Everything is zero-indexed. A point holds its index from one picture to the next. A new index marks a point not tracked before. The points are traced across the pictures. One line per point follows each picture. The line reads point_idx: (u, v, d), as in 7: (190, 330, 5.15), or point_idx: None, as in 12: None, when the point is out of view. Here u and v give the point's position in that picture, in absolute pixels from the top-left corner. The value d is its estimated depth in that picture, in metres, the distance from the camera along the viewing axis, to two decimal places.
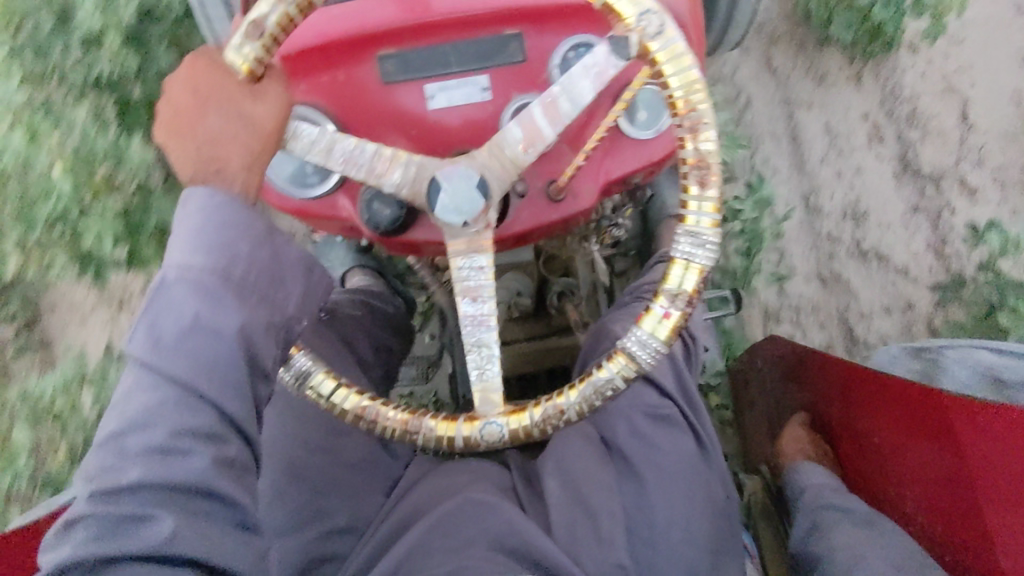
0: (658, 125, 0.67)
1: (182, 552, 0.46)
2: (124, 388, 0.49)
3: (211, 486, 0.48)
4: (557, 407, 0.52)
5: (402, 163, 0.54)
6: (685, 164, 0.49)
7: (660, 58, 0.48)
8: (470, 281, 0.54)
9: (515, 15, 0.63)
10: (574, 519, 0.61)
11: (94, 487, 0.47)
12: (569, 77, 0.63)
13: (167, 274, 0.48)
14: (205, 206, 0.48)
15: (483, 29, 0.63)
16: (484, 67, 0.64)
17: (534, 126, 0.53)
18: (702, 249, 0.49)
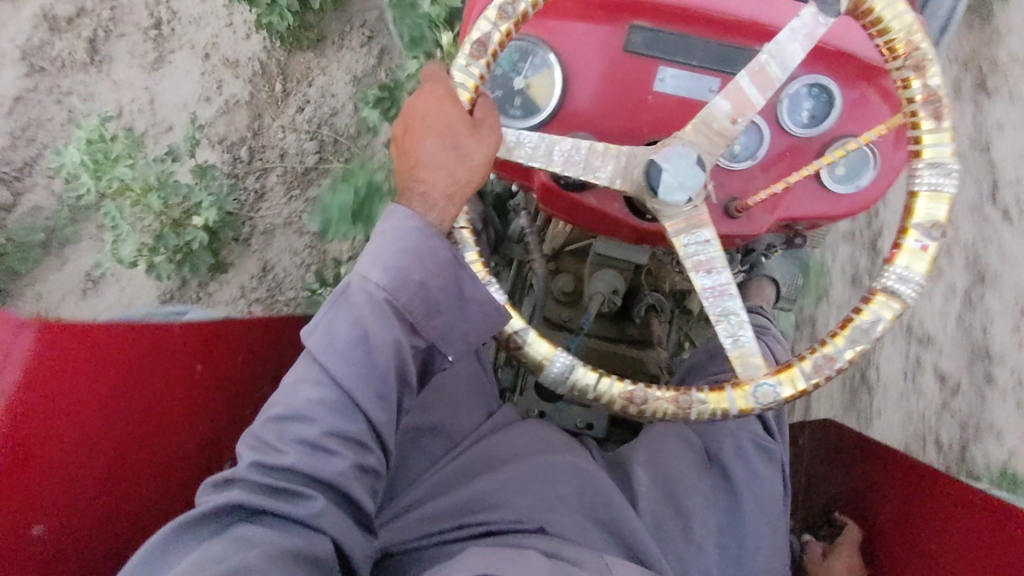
0: (858, 181, 0.69)
1: (324, 526, 0.50)
2: (293, 372, 0.52)
3: (343, 487, 0.50)
4: (830, 357, 0.53)
5: (609, 158, 0.55)
6: (914, 113, 0.53)
7: (875, 7, 0.52)
8: (698, 255, 0.56)
9: (771, 35, 0.65)
10: (665, 512, 0.67)
11: (255, 443, 0.50)
12: (794, 111, 0.66)
13: (351, 284, 0.51)
14: (400, 228, 0.50)
15: (738, 36, 0.65)
16: (722, 71, 0.66)
17: (744, 95, 0.54)
18: (946, 175, 0.53)
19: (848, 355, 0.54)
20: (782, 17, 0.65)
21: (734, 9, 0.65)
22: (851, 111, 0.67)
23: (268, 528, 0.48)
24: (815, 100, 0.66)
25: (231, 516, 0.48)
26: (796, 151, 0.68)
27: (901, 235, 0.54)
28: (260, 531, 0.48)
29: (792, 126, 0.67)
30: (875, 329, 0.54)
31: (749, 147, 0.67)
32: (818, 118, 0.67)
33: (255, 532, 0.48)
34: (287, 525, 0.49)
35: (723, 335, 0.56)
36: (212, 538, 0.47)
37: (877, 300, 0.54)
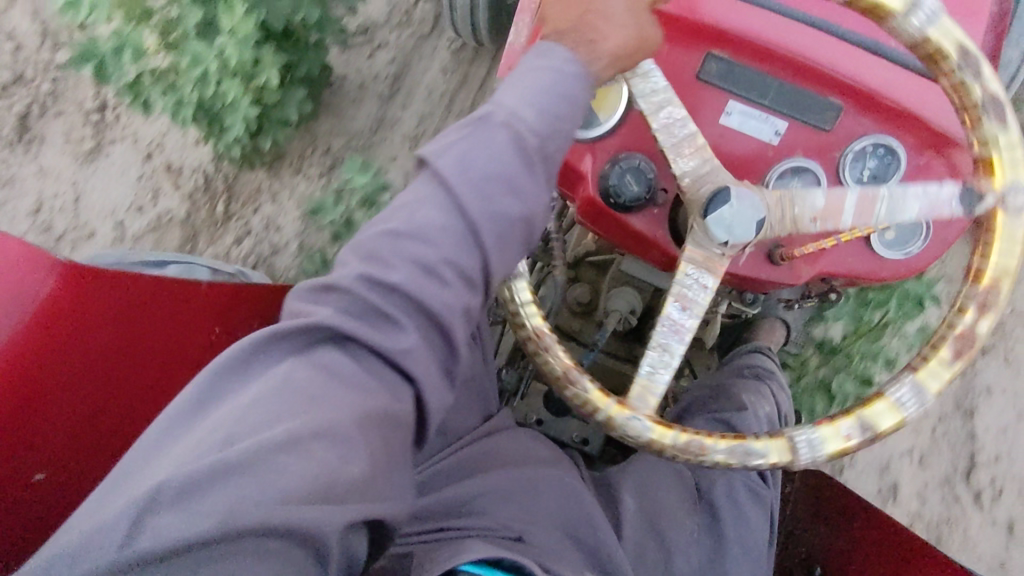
0: (906, 249, 0.67)
1: (412, 369, 0.43)
2: (406, 194, 0.46)
3: (445, 325, 0.44)
4: (703, 446, 0.55)
5: (703, 158, 0.58)
6: (957, 328, 0.54)
7: (1001, 229, 0.53)
8: (689, 291, 0.58)
9: (848, 88, 0.63)
10: (647, 544, 0.64)
11: (364, 254, 0.44)
12: (856, 169, 0.64)
13: (495, 114, 0.46)
14: (564, 74, 0.47)
15: (814, 83, 0.64)
16: (792, 116, 0.64)
17: (840, 207, 0.56)
18: (918, 403, 0.54)
19: (719, 457, 0.55)
20: (864, 71, 0.63)
21: (817, 55, 0.63)
22: (912, 180, 0.65)
23: (354, 359, 0.42)
24: (880, 160, 0.64)
25: (319, 336, 0.42)
26: None
27: (851, 411, 0.55)
28: (349, 365, 0.42)
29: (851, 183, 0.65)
30: (753, 458, 0.55)
31: None
32: (879, 180, 0.65)
33: (343, 363, 0.42)
34: (373, 362, 0.43)
35: (647, 360, 0.58)
36: (297, 358, 0.42)
37: (778, 442, 0.55)
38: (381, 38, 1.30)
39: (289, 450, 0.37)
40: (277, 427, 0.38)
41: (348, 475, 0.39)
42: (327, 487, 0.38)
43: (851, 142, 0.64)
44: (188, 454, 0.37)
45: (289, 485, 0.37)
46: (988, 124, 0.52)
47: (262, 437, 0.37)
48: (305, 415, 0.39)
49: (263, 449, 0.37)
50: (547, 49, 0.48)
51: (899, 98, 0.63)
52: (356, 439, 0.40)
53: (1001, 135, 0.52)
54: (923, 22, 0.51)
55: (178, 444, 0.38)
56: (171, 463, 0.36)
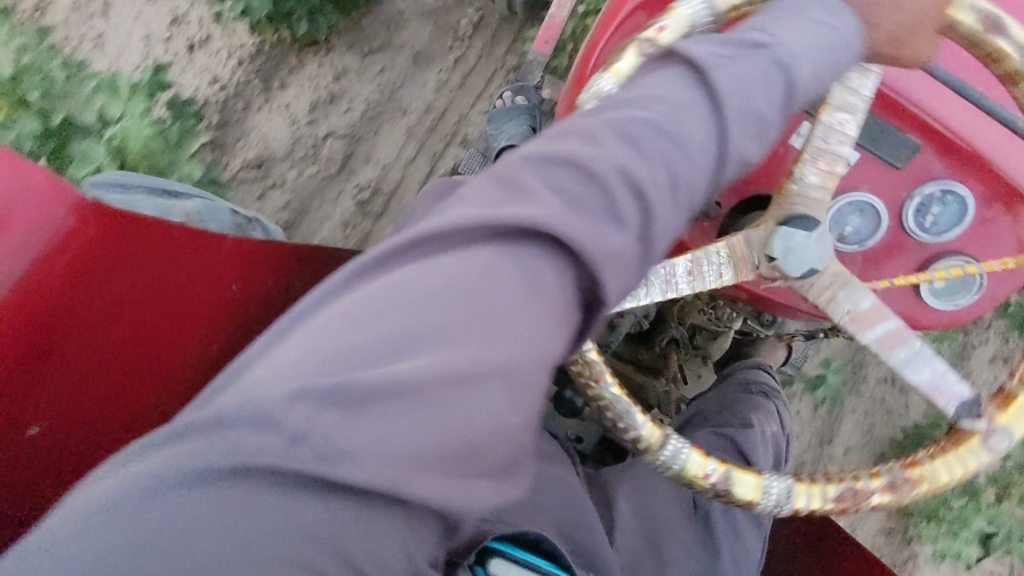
0: (955, 301, 0.65)
1: (610, 288, 0.36)
2: (660, 89, 0.41)
3: (653, 249, 0.38)
4: (599, 379, 0.52)
5: (824, 184, 0.54)
6: (858, 482, 0.53)
7: (963, 447, 0.51)
8: (705, 265, 0.55)
9: (930, 129, 0.59)
10: (641, 553, 0.64)
11: (616, 132, 0.38)
12: (920, 213, 0.62)
13: (780, 53, 0.43)
14: (842, 35, 0.45)
15: (896, 117, 0.60)
16: (865, 146, 0.61)
17: (871, 322, 0.54)
18: (777, 501, 0.54)
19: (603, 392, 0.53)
20: (952, 111, 0.59)
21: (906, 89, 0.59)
22: (975, 234, 0.62)
23: (553, 269, 0.35)
24: (947, 207, 0.62)
25: (533, 231, 0.35)
26: (892, 245, 0.65)
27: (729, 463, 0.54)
28: (553, 286, 0.35)
29: (912, 225, 0.63)
30: (623, 420, 0.54)
31: (858, 232, 0.64)
32: (941, 227, 0.62)
33: (544, 269, 0.35)
34: (572, 276, 0.36)
35: None
36: (497, 247, 0.35)
37: (655, 428, 0.54)
38: (277, 176, 1.17)
39: (459, 386, 0.32)
40: (454, 351, 0.32)
41: (506, 430, 0.34)
42: (481, 443, 0.33)
43: (921, 184, 0.61)
44: (355, 337, 0.32)
45: (445, 434, 0.32)
46: None
47: (436, 362, 0.32)
48: (484, 345, 0.33)
49: (431, 377, 0.31)
50: (825, 5, 0.46)
51: (981, 146, 0.59)
52: (529, 389, 0.35)
53: None
54: None
55: (339, 313, 0.34)
56: (339, 346, 0.32)
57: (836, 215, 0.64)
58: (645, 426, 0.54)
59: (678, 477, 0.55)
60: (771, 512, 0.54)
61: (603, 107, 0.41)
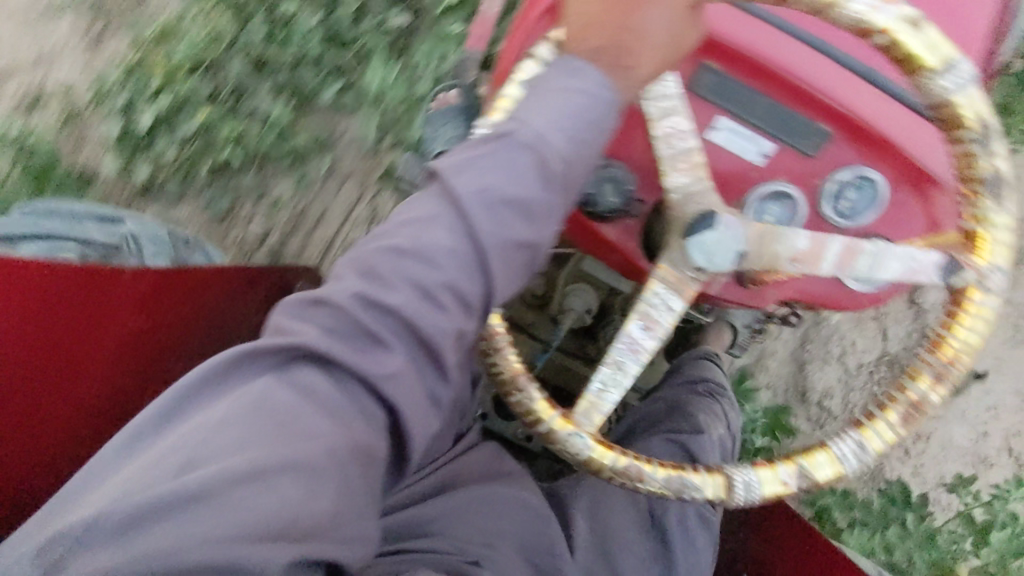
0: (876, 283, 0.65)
1: (390, 391, 0.44)
2: (417, 210, 0.47)
3: (436, 351, 0.45)
4: (640, 472, 0.51)
5: (696, 177, 0.57)
6: (906, 393, 0.51)
7: (972, 306, 0.50)
8: (653, 310, 0.54)
9: (839, 115, 0.61)
10: (596, 566, 0.62)
11: (361, 271, 0.45)
12: (835, 198, 0.63)
13: (519, 136, 0.47)
14: (590, 94, 0.48)
15: (805, 107, 0.62)
16: (777, 137, 0.62)
17: (821, 251, 0.52)
18: (858, 458, 0.51)
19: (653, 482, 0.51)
20: (853, 100, 0.61)
21: (812, 79, 0.60)
22: (890, 213, 0.64)
23: (329, 381, 0.42)
24: (861, 192, 0.63)
25: (298, 356, 0.42)
26: (814, 228, 0.66)
27: (789, 457, 0.52)
28: (326, 388, 0.42)
29: (830, 212, 0.63)
30: (686, 490, 0.51)
31: (779, 221, 0.64)
32: (858, 211, 0.63)
33: (317, 382, 0.42)
34: (353, 385, 0.43)
35: (597, 376, 0.53)
36: (275, 375, 0.42)
37: (714, 476, 0.52)
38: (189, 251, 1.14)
39: (252, 482, 0.38)
40: (237, 460, 0.38)
41: (310, 516, 0.40)
42: (278, 528, 0.38)
43: (835, 170, 0.63)
44: (144, 477, 0.38)
45: (239, 525, 0.37)
46: (986, 205, 0.51)
47: (217, 473, 0.38)
48: (268, 448, 0.39)
49: (220, 482, 0.37)
50: (571, 69, 0.49)
51: (882, 129, 0.61)
52: (320, 476, 0.40)
53: (1006, 217, 0.51)
54: (953, 85, 0.49)
55: (140, 464, 0.39)
56: (130, 485, 0.38)
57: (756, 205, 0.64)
58: (707, 481, 0.52)
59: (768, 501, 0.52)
60: (860, 470, 0.52)
61: (369, 244, 0.48)
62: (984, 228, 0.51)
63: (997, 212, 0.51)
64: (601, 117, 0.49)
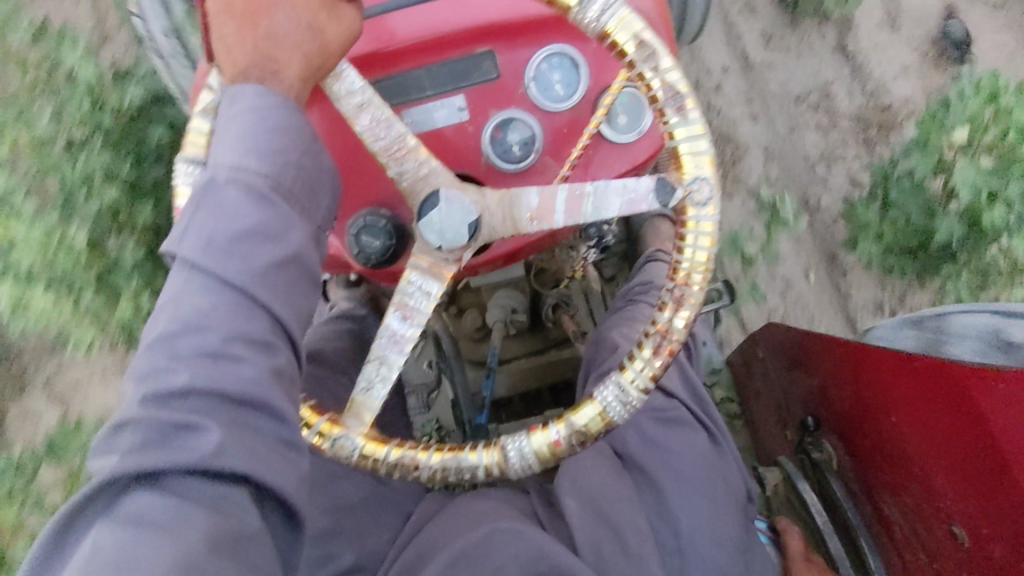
0: (641, 125, 0.67)
1: (230, 464, 0.45)
2: (168, 289, 0.50)
3: (260, 400, 0.48)
4: (414, 460, 0.54)
5: (418, 159, 0.59)
6: (653, 326, 0.52)
7: (690, 224, 0.51)
8: (411, 299, 0.57)
9: (485, 33, 0.65)
10: (600, 536, 0.59)
11: (143, 372, 0.47)
12: (545, 88, 0.65)
13: (218, 175, 0.51)
14: (260, 108, 0.53)
15: (454, 50, 0.65)
16: (459, 88, 0.65)
17: (550, 206, 0.55)
18: (620, 405, 0.52)
19: (433, 460, 0.54)
20: (485, 13, 0.64)
21: (444, 25, 0.64)
22: (600, 61, 0.65)
23: (165, 495, 0.43)
24: (562, 69, 0.65)
25: (123, 485, 0.43)
26: (572, 124, 0.67)
27: (561, 415, 0.53)
28: (161, 505, 0.43)
29: (553, 103, 0.66)
30: (466, 468, 0.53)
31: (526, 142, 0.65)
32: (572, 84, 0.65)
33: (153, 503, 0.43)
34: (190, 483, 0.44)
35: (364, 376, 0.55)
36: (105, 521, 0.42)
37: (491, 450, 0.53)
38: None
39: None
40: None
41: None
42: None
43: (524, 72, 0.65)
44: None
45: None
46: (668, 110, 0.51)
47: None
48: None
49: None
50: (242, 95, 0.53)
51: (527, 15, 0.64)
52: None
53: (692, 130, 0.51)
54: (598, 13, 0.51)
55: None
56: None
57: (497, 144, 0.65)
58: (485, 458, 0.53)
59: (544, 463, 0.53)
60: (630, 414, 0.53)
61: (145, 335, 0.49)
62: (678, 145, 0.51)
63: (685, 127, 0.51)
64: (279, 120, 0.53)
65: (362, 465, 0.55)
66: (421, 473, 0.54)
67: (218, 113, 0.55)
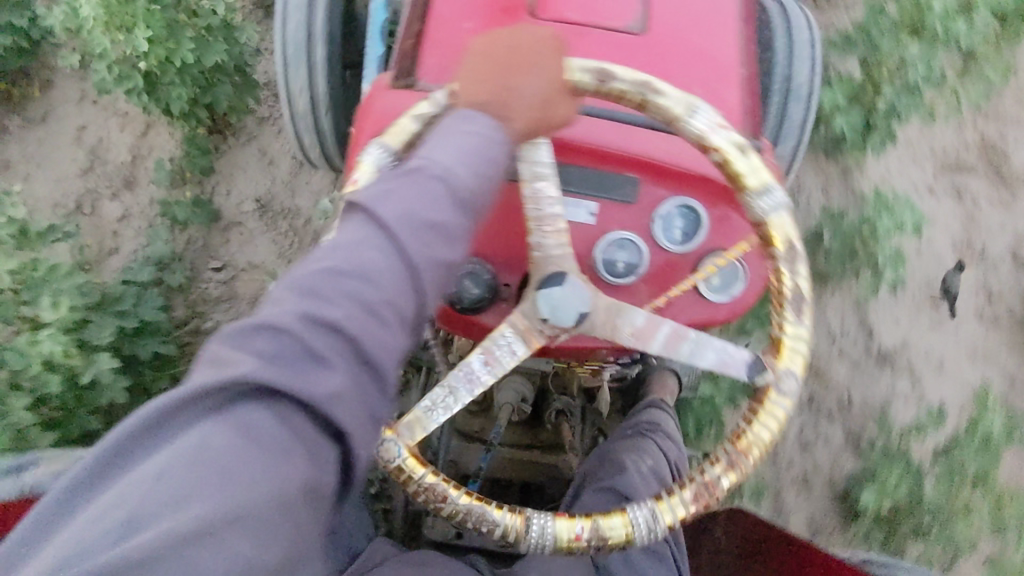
0: (731, 292, 0.72)
1: (345, 420, 0.42)
2: (345, 230, 0.49)
3: (384, 375, 0.45)
4: (444, 493, 0.58)
5: (560, 241, 0.63)
6: (702, 474, 0.56)
7: (769, 404, 0.57)
8: (498, 349, 0.62)
9: (638, 163, 0.72)
10: None
11: (300, 291, 0.45)
12: (667, 228, 0.71)
13: (435, 164, 0.52)
14: (491, 133, 0.55)
15: (606, 163, 0.72)
16: (596, 195, 0.72)
17: (653, 329, 0.61)
18: (648, 529, 0.55)
19: (461, 499, 0.58)
20: (647, 146, 0.73)
21: (608, 141, 0.72)
22: (722, 228, 0.72)
23: (277, 419, 0.40)
24: (688, 218, 0.72)
25: (242, 391, 0.39)
26: (676, 265, 0.72)
27: (591, 514, 0.56)
28: (275, 431, 0.39)
29: (668, 243, 0.72)
30: (486, 520, 0.57)
31: (630, 264, 0.70)
32: (691, 235, 0.72)
33: (264, 423, 0.39)
34: (303, 421, 0.41)
35: (430, 397, 0.60)
36: (215, 421, 0.38)
37: (517, 515, 0.57)
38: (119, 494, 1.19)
39: (183, 555, 0.34)
40: (178, 519, 0.35)
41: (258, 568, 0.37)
42: None
43: (656, 207, 0.72)
44: (83, 536, 0.34)
45: None
46: (786, 312, 0.58)
47: (161, 530, 0.34)
48: (211, 505, 0.36)
49: (164, 545, 0.34)
50: (467, 112, 0.56)
51: (680, 164, 0.72)
52: (271, 528, 0.38)
53: (801, 333, 0.57)
54: (769, 206, 0.58)
55: (66, 534, 0.35)
56: (66, 551, 0.34)
57: (606, 254, 0.70)
58: (507, 519, 0.57)
59: (557, 550, 0.56)
60: (649, 539, 0.56)
61: (302, 264, 0.48)
62: (784, 337, 0.58)
63: (795, 325, 0.58)
64: (498, 152, 0.55)
65: (394, 476, 0.59)
66: (444, 507, 0.58)
67: (447, 115, 0.57)
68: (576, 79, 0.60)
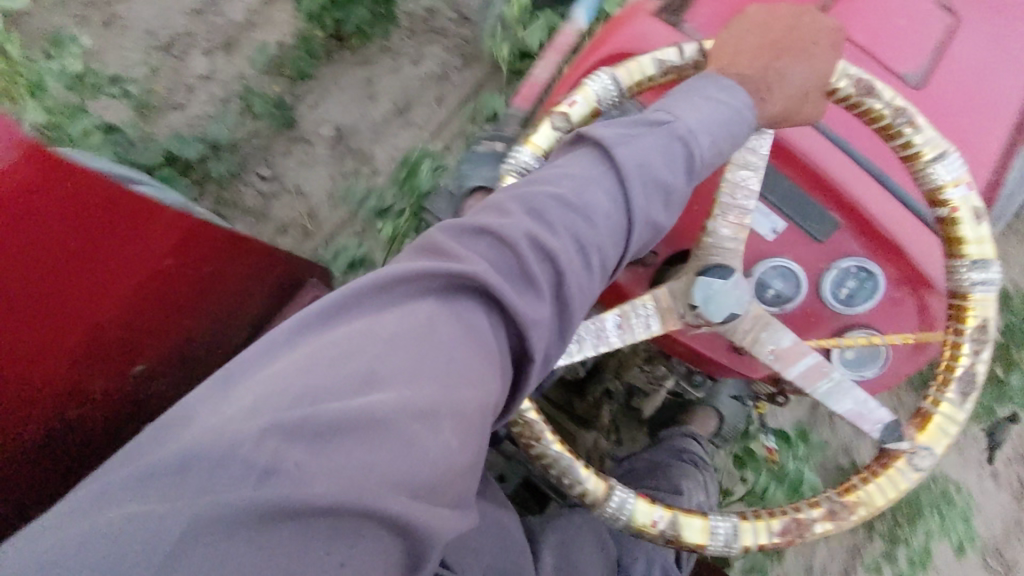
0: (862, 371, 0.69)
1: (536, 342, 0.44)
2: (581, 161, 0.51)
3: (575, 310, 0.47)
4: (541, 433, 0.59)
5: (735, 234, 0.61)
6: (796, 511, 0.58)
7: (892, 468, 0.58)
8: (635, 313, 0.61)
9: (849, 207, 0.67)
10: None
11: (526, 206, 0.47)
12: (838, 282, 0.68)
13: (679, 128, 0.53)
14: (738, 108, 0.56)
15: (816, 191, 0.68)
16: (788, 216, 0.69)
17: (799, 356, 0.60)
18: (726, 541, 0.58)
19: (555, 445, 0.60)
20: (869, 194, 0.67)
21: (835, 172, 0.67)
22: (888, 309, 0.68)
23: (485, 322, 0.42)
24: (863, 284, 0.68)
25: (465, 286, 0.42)
26: (822, 319, 0.70)
27: (673, 507, 0.59)
28: (484, 331, 0.42)
29: (829, 297, 0.69)
30: (568, 475, 0.60)
31: (781, 296, 0.69)
32: (856, 300, 0.68)
33: (478, 322, 0.42)
34: (502, 330, 0.43)
35: None
36: (437, 302, 0.41)
37: (600, 481, 0.60)
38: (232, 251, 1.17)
39: (404, 422, 0.35)
40: (408, 388, 0.37)
41: (461, 462, 0.38)
42: (442, 479, 0.36)
43: (838, 257, 0.68)
44: (319, 377, 0.35)
45: (413, 465, 0.35)
46: (952, 385, 0.58)
47: (396, 396, 0.36)
48: (438, 387, 0.38)
49: (399, 409, 0.35)
50: (722, 83, 0.57)
51: (891, 229, 0.67)
52: (475, 428, 0.39)
53: (961, 410, 0.58)
54: (978, 280, 0.58)
55: (294, 361, 0.37)
56: (304, 386, 0.35)
57: (765, 274, 0.69)
58: (591, 480, 0.60)
59: (628, 528, 0.60)
60: (721, 551, 0.59)
61: (525, 184, 0.50)
62: (938, 408, 0.58)
63: (954, 405, 0.58)
64: (739, 131, 0.56)
65: None
66: (535, 449, 0.60)
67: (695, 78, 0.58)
68: (839, 87, 0.61)
